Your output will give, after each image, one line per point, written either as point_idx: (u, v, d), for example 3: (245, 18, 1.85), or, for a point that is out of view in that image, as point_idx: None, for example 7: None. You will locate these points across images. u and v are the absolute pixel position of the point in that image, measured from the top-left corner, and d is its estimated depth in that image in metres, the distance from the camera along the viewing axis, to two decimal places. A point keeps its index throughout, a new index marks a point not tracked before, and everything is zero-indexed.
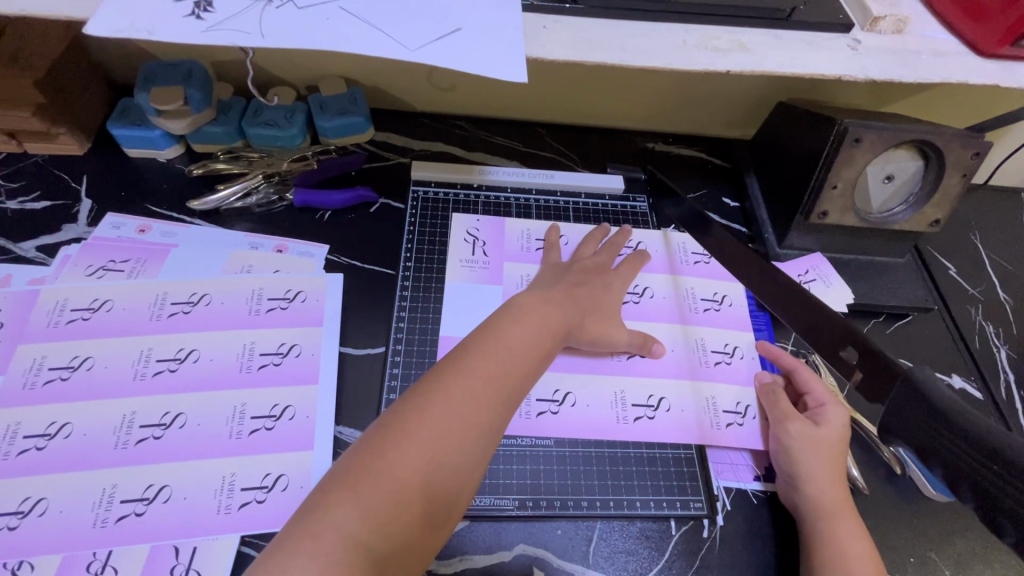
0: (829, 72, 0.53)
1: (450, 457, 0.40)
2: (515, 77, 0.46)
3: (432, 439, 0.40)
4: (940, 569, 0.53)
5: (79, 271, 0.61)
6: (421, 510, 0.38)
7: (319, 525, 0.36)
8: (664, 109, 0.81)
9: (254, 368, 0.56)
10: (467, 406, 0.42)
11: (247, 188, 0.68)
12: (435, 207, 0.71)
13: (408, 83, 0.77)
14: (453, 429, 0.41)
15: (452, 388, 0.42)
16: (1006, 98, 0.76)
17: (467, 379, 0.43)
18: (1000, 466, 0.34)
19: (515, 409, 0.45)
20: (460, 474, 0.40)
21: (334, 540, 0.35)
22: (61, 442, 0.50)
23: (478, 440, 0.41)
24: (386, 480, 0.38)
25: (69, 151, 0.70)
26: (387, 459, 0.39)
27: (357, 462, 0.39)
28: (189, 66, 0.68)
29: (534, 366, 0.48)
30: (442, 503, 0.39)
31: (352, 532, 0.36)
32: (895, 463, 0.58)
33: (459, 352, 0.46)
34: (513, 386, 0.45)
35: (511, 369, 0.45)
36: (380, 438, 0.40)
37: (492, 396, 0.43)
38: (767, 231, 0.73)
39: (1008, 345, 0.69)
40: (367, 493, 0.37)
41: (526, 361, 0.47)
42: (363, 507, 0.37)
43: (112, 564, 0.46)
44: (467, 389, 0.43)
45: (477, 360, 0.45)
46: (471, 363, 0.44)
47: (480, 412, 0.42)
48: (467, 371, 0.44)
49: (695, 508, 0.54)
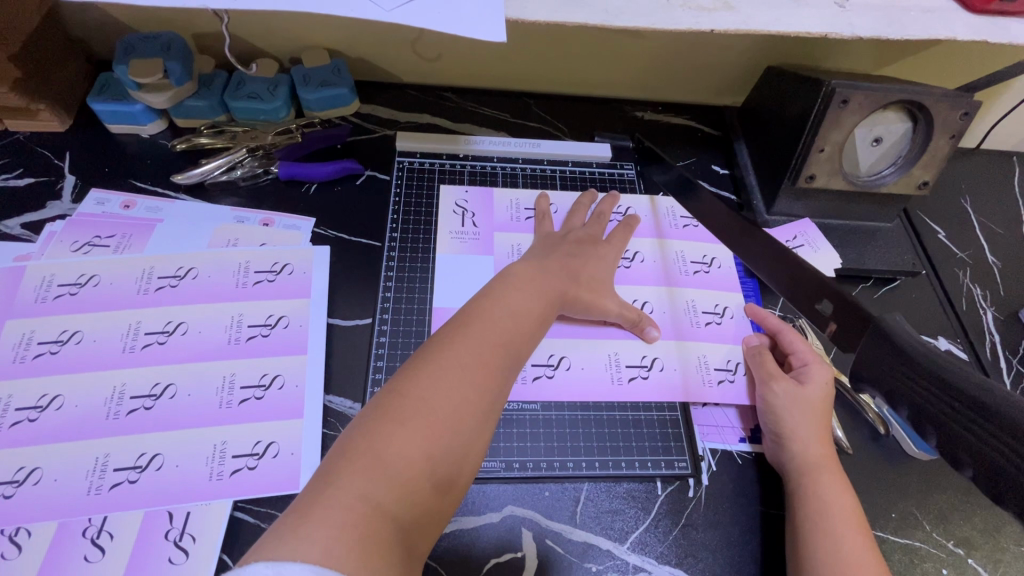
0: (814, 29, 0.52)
1: (463, 421, 0.40)
2: (494, 38, 0.46)
3: (443, 402, 0.40)
4: (921, 523, 0.55)
5: (65, 246, 0.60)
6: (439, 475, 0.38)
7: (339, 492, 0.34)
8: (654, 76, 0.80)
9: (242, 339, 0.57)
10: (477, 372, 0.42)
11: (232, 162, 0.67)
12: (420, 178, 0.71)
13: (392, 53, 0.76)
14: (463, 393, 0.41)
15: (459, 354, 0.43)
16: (1000, 56, 0.74)
17: (471, 344, 0.43)
18: (966, 404, 0.35)
19: (517, 375, 0.46)
20: (473, 439, 0.40)
21: (358, 507, 0.34)
22: (54, 413, 0.51)
23: (489, 404, 0.42)
24: (405, 445, 0.37)
25: (50, 127, 0.69)
26: (406, 424, 0.38)
27: (371, 429, 0.38)
28: (168, 37, 0.67)
29: (533, 332, 0.49)
30: (455, 470, 0.39)
31: (375, 497, 0.35)
32: (879, 422, 0.58)
33: (459, 321, 0.46)
34: (514, 353, 0.46)
35: (514, 334, 0.46)
36: (390, 403, 0.39)
37: (497, 360, 0.44)
38: (755, 198, 0.73)
39: (995, 307, 0.69)
40: (388, 460, 0.36)
41: (526, 327, 0.48)
42: (385, 472, 0.36)
43: (108, 529, 0.46)
44: (475, 355, 0.43)
45: (480, 328, 0.45)
46: (475, 330, 0.45)
47: (489, 376, 0.43)
48: (474, 338, 0.44)
49: (680, 467, 0.55)
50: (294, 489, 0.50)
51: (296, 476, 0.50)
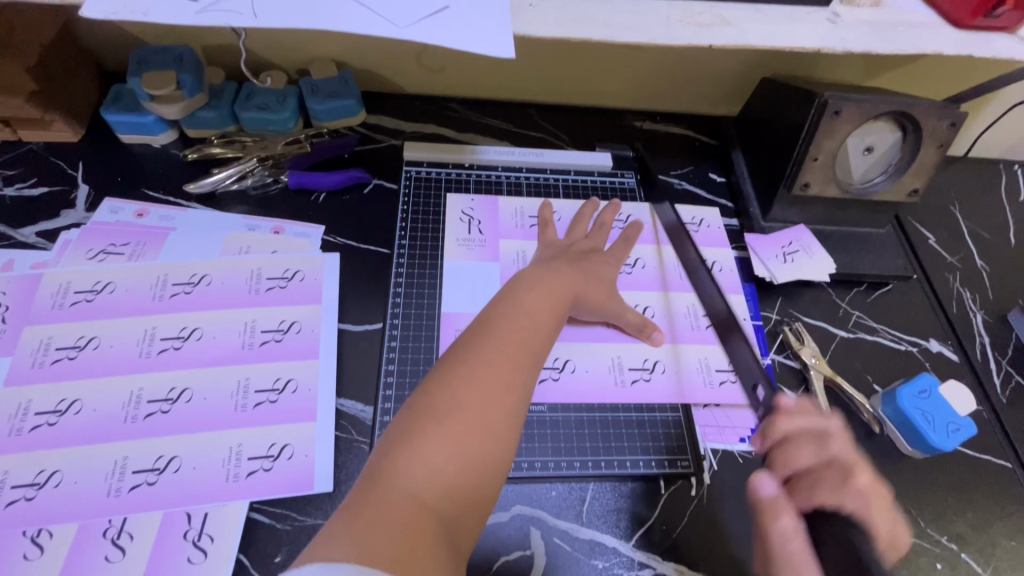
0: (808, 44, 0.55)
1: (494, 417, 0.41)
2: (503, 53, 0.48)
3: (474, 400, 0.41)
4: (916, 519, 0.56)
5: (80, 254, 0.62)
6: (476, 470, 0.39)
7: (386, 490, 0.37)
8: (652, 87, 0.82)
9: (256, 344, 0.58)
10: (503, 369, 0.44)
11: (242, 171, 0.69)
12: (427, 187, 0.72)
13: (398, 65, 0.78)
14: (493, 390, 0.42)
15: (486, 353, 0.44)
16: (985, 68, 0.77)
17: (496, 344, 0.45)
18: None
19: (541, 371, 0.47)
20: (505, 434, 0.41)
21: (405, 505, 0.36)
22: (72, 417, 0.52)
23: (517, 399, 0.43)
24: (441, 443, 0.39)
25: (64, 138, 0.71)
26: (441, 421, 0.40)
27: (409, 429, 0.40)
28: (181, 50, 0.69)
29: (551, 327, 0.50)
30: (491, 465, 0.40)
31: (419, 494, 0.37)
32: (874, 423, 0.60)
33: (483, 322, 0.48)
34: (535, 348, 0.47)
35: (535, 332, 0.48)
36: (424, 404, 0.41)
37: (520, 357, 0.45)
38: (752, 204, 0.75)
39: (984, 310, 0.72)
40: (427, 458, 0.38)
41: (545, 324, 0.50)
42: (425, 470, 0.38)
43: (128, 530, 0.48)
44: (499, 354, 0.45)
45: (502, 327, 0.47)
46: (498, 330, 0.47)
47: (515, 372, 0.44)
48: (499, 336, 0.46)
49: (682, 466, 0.57)
50: (308, 489, 0.51)
51: (311, 477, 0.52)
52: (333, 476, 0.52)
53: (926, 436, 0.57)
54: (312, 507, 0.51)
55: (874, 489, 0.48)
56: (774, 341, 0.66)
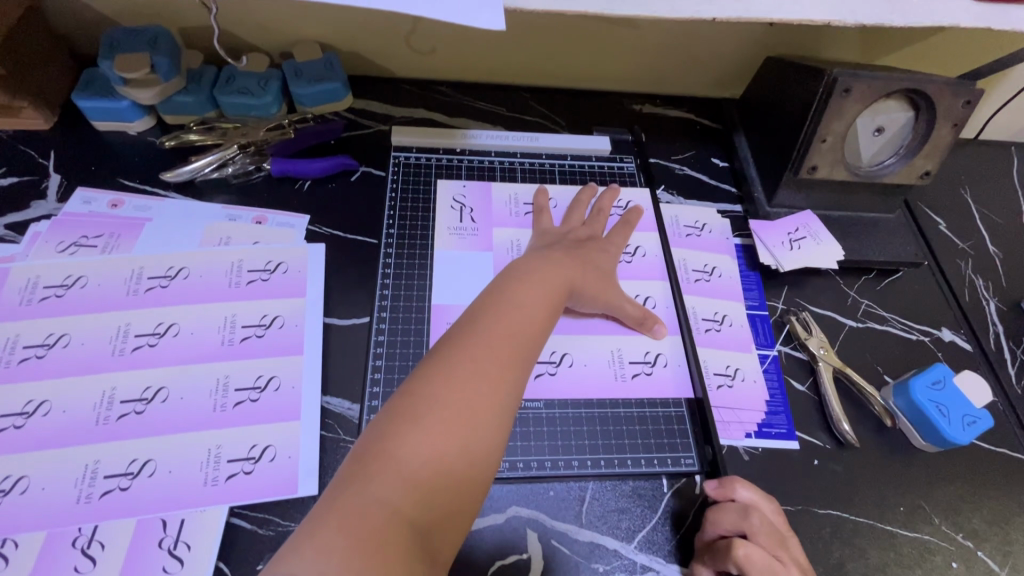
0: (817, 17, 0.51)
1: (479, 418, 0.38)
2: (493, 26, 0.45)
3: (457, 399, 0.39)
4: (930, 517, 0.54)
5: (50, 247, 0.59)
6: (457, 476, 0.37)
7: (357, 498, 0.34)
8: (652, 68, 0.79)
9: (236, 340, 0.55)
10: (491, 366, 0.41)
11: (222, 159, 0.66)
12: (417, 173, 0.69)
13: (385, 46, 0.74)
14: (478, 388, 0.39)
15: (472, 348, 0.41)
16: (1000, 46, 0.74)
17: (484, 339, 0.42)
18: None
19: (533, 368, 0.44)
20: (490, 436, 0.39)
21: (377, 514, 0.34)
22: (40, 419, 0.49)
23: (506, 398, 0.40)
24: (419, 447, 0.36)
25: (34, 125, 0.67)
26: (420, 422, 0.37)
27: (387, 430, 0.37)
28: (154, 32, 0.65)
29: (545, 321, 0.47)
30: (473, 470, 0.37)
31: (393, 502, 0.34)
32: (885, 415, 0.58)
33: (472, 315, 0.45)
34: (527, 343, 0.44)
35: (526, 327, 0.45)
36: (404, 403, 0.38)
37: (510, 352, 0.42)
38: (756, 190, 0.72)
39: (997, 297, 0.69)
40: (404, 462, 0.36)
41: (539, 316, 0.47)
42: (401, 475, 0.35)
43: (99, 538, 0.45)
44: (485, 348, 0.42)
45: (489, 320, 0.44)
46: (487, 323, 0.44)
47: (503, 370, 0.41)
48: (487, 330, 0.43)
49: (686, 464, 0.54)
50: (292, 492, 0.49)
51: (293, 481, 0.49)
52: (318, 477, 0.50)
53: (939, 428, 0.54)
54: (295, 511, 0.48)
55: (750, 560, 0.44)
56: (781, 331, 0.64)
